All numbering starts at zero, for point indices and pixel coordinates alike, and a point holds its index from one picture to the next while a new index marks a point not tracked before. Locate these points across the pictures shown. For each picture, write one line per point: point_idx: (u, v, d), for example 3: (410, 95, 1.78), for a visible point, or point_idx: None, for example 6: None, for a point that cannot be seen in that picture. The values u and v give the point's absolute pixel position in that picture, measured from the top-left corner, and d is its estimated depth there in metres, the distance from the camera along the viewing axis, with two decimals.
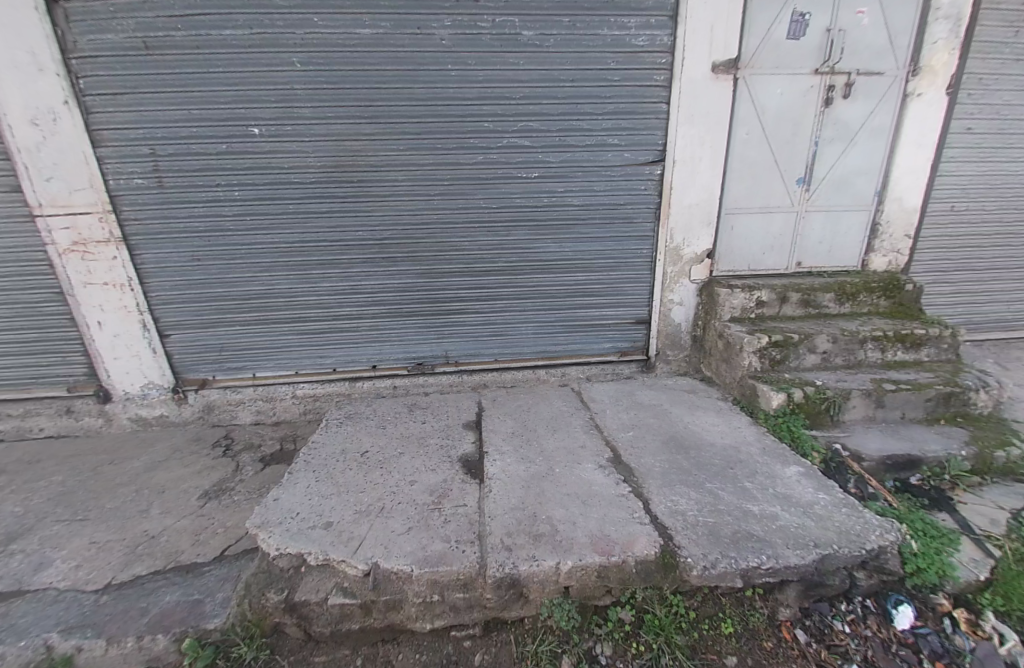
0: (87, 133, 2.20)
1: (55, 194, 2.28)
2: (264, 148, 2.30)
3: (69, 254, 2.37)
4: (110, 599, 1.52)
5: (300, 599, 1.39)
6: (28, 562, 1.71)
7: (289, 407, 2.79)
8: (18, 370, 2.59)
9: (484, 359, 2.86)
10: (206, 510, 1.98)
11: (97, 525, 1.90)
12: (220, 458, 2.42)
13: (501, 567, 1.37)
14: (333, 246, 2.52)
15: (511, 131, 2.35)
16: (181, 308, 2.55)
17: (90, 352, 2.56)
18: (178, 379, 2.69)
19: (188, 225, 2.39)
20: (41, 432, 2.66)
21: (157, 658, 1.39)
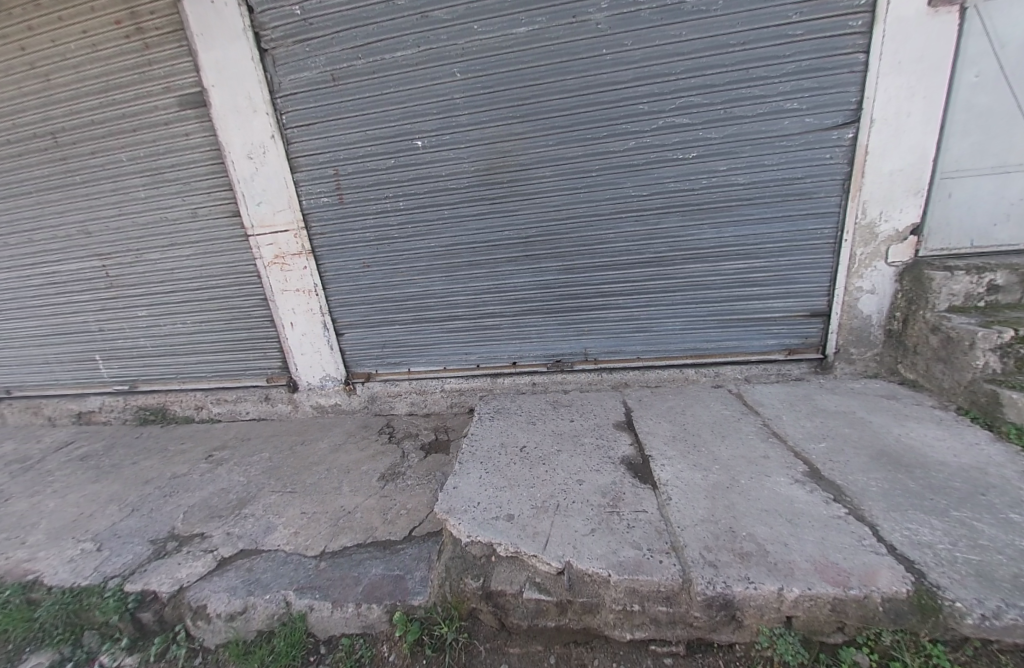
0: (288, 160, 2.59)
1: (263, 215, 2.72)
2: (425, 159, 2.46)
3: (272, 265, 2.83)
4: (327, 566, 1.72)
5: (497, 588, 1.44)
6: (259, 524, 2.04)
7: (439, 400, 2.97)
8: (232, 363, 3.14)
9: (626, 357, 2.69)
10: (387, 491, 2.19)
11: (302, 498, 2.19)
12: (385, 445, 2.65)
13: (710, 585, 1.27)
14: (482, 246, 2.61)
15: (669, 110, 2.21)
16: (353, 309, 2.88)
17: (284, 348, 3.03)
18: (349, 372, 3.04)
19: (361, 235, 2.69)
20: (248, 414, 3.21)
21: (370, 626, 1.54)
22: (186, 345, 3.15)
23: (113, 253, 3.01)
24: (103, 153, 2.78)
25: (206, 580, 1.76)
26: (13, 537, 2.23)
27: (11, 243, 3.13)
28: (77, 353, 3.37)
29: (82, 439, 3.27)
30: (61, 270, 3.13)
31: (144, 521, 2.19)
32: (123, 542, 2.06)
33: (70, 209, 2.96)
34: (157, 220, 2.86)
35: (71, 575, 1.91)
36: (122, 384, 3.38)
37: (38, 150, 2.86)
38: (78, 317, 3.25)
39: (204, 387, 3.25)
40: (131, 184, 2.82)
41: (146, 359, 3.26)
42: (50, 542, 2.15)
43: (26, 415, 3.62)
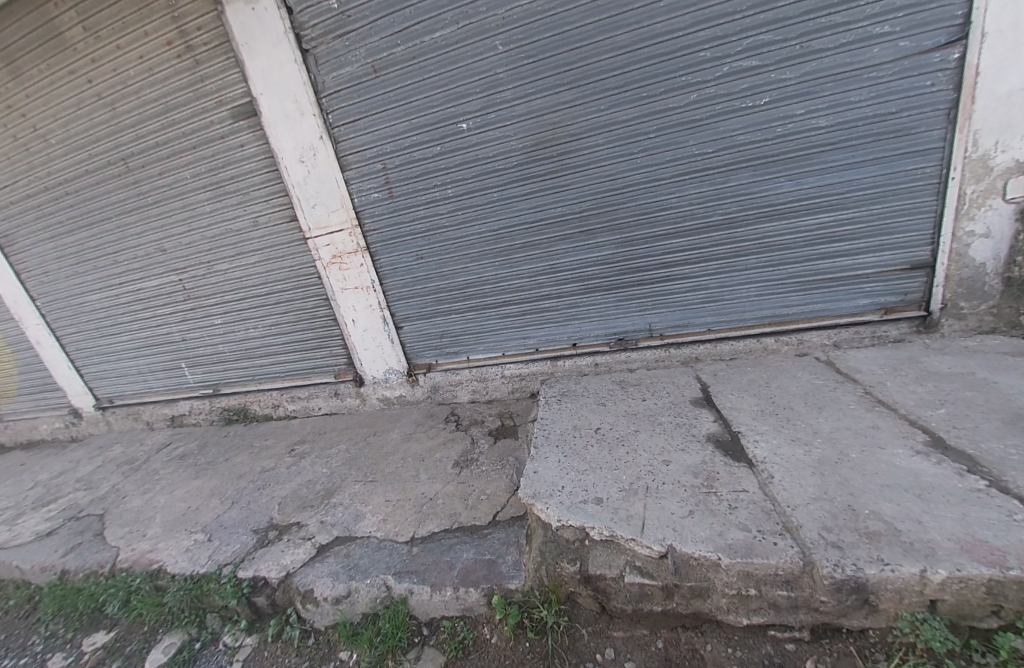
0: (338, 160, 2.59)
1: (318, 217, 2.76)
2: (471, 142, 2.38)
3: (331, 265, 2.90)
4: (420, 550, 1.78)
5: (596, 572, 1.43)
6: (349, 513, 2.13)
7: (500, 386, 2.94)
8: (303, 361, 3.30)
9: (696, 329, 2.54)
10: (463, 478, 2.21)
11: (383, 488, 2.27)
12: (454, 432, 2.68)
13: (839, 568, 1.19)
14: (535, 226, 2.52)
15: (736, 54, 2.01)
16: (411, 302, 2.91)
17: (348, 345, 3.13)
18: (411, 364, 3.10)
19: (412, 227, 2.67)
20: (321, 409, 3.37)
21: (469, 609, 1.57)
22: (260, 348, 3.34)
23: (188, 267, 3.20)
24: (169, 173, 2.92)
25: (310, 566, 1.86)
26: (135, 530, 2.45)
27: (100, 266, 3.40)
28: (165, 363, 3.64)
29: (178, 440, 3.56)
30: (145, 287, 3.37)
31: (244, 513, 2.35)
32: (229, 532, 2.22)
33: (146, 229, 3.16)
34: (223, 232, 3.01)
35: (190, 564, 2.07)
36: (206, 388, 3.64)
37: (112, 177, 3.05)
38: (163, 329, 3.51)
39: (278, 387, 3.44)
40: (196, 200, 2.96)
41: (225, 364, 3.48)
42: (167, 533, 2.34)
43: (128, 421, 3.99)
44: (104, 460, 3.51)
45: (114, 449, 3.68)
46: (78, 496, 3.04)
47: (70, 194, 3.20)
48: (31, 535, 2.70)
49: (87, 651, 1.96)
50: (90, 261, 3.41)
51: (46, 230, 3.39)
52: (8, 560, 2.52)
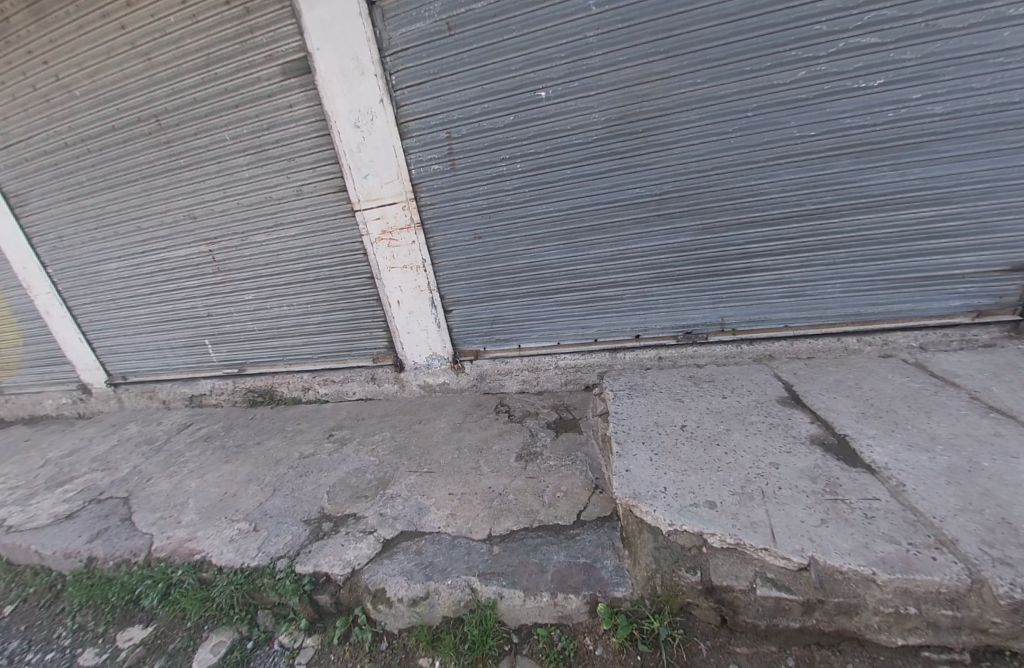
0: (397, 127, 2.40)
1: (369, 188, 2.58)
2: (549, 112, 2.21)
3: (379, 242, 2.71)
4: (502, 551, 1.63)
5: (721, 583, 1.31)
6: (410, 507, 1.97)
7: (553, 377, 2.79)
8: (339, 343, 3.13)
9: (772, 326, 2.42)
10: (531, 472, 2.06)
11: (443, 480, 2.12)
12: (509, 423, 2.52)
13: (1016, 588, 1.06)
14: (608, 209, 2.36)
15: (853, 29, 1.87)
16: (462, 284, 2.73)
17: (391, 327, 2.97)
18: (456, 350, 2.94)
19: (472, 203, 2.50)
20: (355, 394, 3.21)
21: (567, 617, 1.44)
22: (294, 327, 3.16)
23: (219, 237, 2.99)
24: (205, 133, 2.70)
25: (377, 562, 1.71)
26: (167, 517, 2.27)
27: (121, 232, 3.17)
28: (187, 339, 3.44)
29: (199, 421, 3.37)
30: (170, 257, 3.15)
31: (290, 501, 2.18)
32: (277, 522, 2.05)
33: (175, 194, 2.93)
34: (262, 200, 2.80)
35: (237, 555, 1.89)
36: (230, 368, 3.46)
37: (142, 135, 2.82)
38: (187, 303, 3.30)
39: (311, 369, 3.27)
40: (234, 164, 2.74)
41: (253, 343, 3.30)
42: (205, 521, 2.16)
43: (142, 399, 3.78)
44: (120, 440, 3.31)
45: (129, 428, 3.48)
46: (96, 476, 2.85)
47: (93, 152, 2.96)
48: (49, 517, 2.51)
49: (124, 648, 1.79)
50: (110, 227, 3.18)
51: (64, 190, 3.15)
52: (26, 545, 2.32)
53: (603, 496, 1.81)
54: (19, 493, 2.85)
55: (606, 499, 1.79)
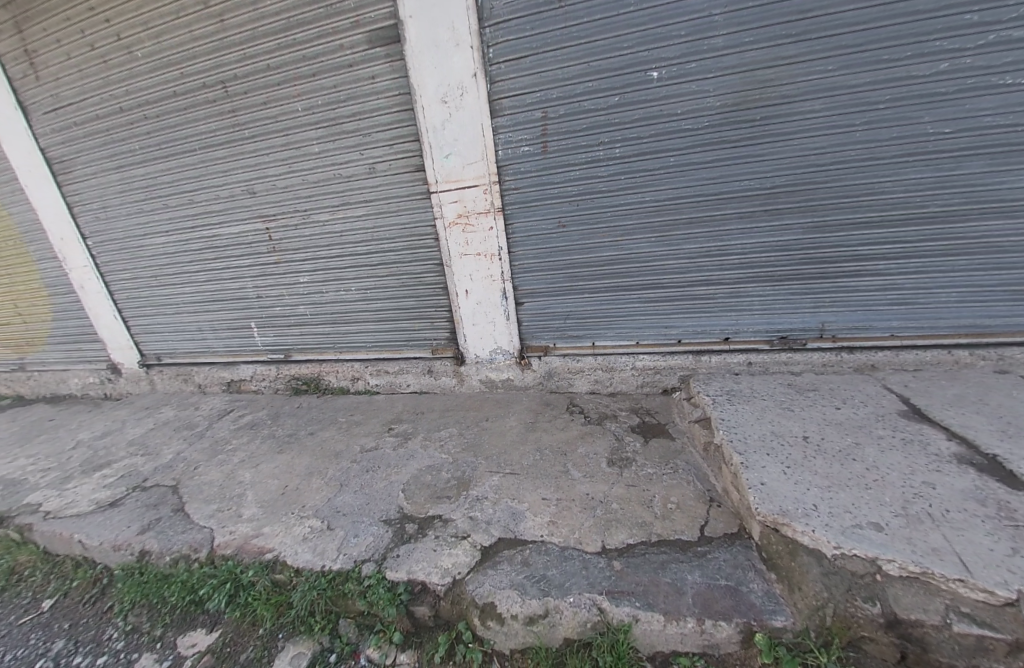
0: (488, 104, 2.26)
1: (450, 169, 2.45)
2: (659, 94, 2.08)
3: (454, 226, 2.57)
4: (626, 567, 1.48)
5: (908, 616, 1.18)
6: (502, 510, 1.82)
7: (628, 378, 2.64)
8: (397, 332, 2.99)
9: (874, 334, 2.29)
10: (630, 478, 1.92)
11: (532, 483, 1.96)
12: (589, 426, 2.37)
13: None
14: (709, 201, 2.23)
15: (1010, 19, 1.73)
16: (539, 276, 2.59)
17: (455, 317, 2.82)
18: (523, 345, 2.79)
19: (561, 190, 2.36)
20: (409, 387, 3.07)
21: (714, 645, 1.31)
22: (349, 314, 3.02)
23: (280, 214, 2.85)
24: (277, 103, 2.56)
25: (481, 573, 1.54)
26: (227, 508, 2.10)
27: (171, 205, 3.02)
28: (231, 321, 3.29)
29: (242, 407, 3.22)
30: (222, 233, 3.00)
31: (364, 499, 2.02)
32: (353, 521, 1.89)
33: (236, 167, 2.79)
34: (331, 177, 2.66)
35: (316, 557, 1.72)
36: (276, 353, 3.32)
37: (206, 103, 2.67)
38: (235, 283, 3.14)
39: (363, 358, 3.14)
40: (305, 137, 2.60)
41: (303, 328, 3.16)
42: (270, 516, 1.99)
43: (176, 383, 3.62)
44: (157, 423, 3.15)
45: (164, 412, 3.32)
46: (138, 461, 2.69)
47: (149, 118, 2.81)
48: (91, 503, 2.33)
49: (189, 656, 1.61)
50: (160, 199, 3.02)
51: (113, 158, 2.99)
52: (67, 533, 2.14)
53: (722, 510, 1.67)
54: (53, 476, 2.67)
55: (727, 514, 1.65)
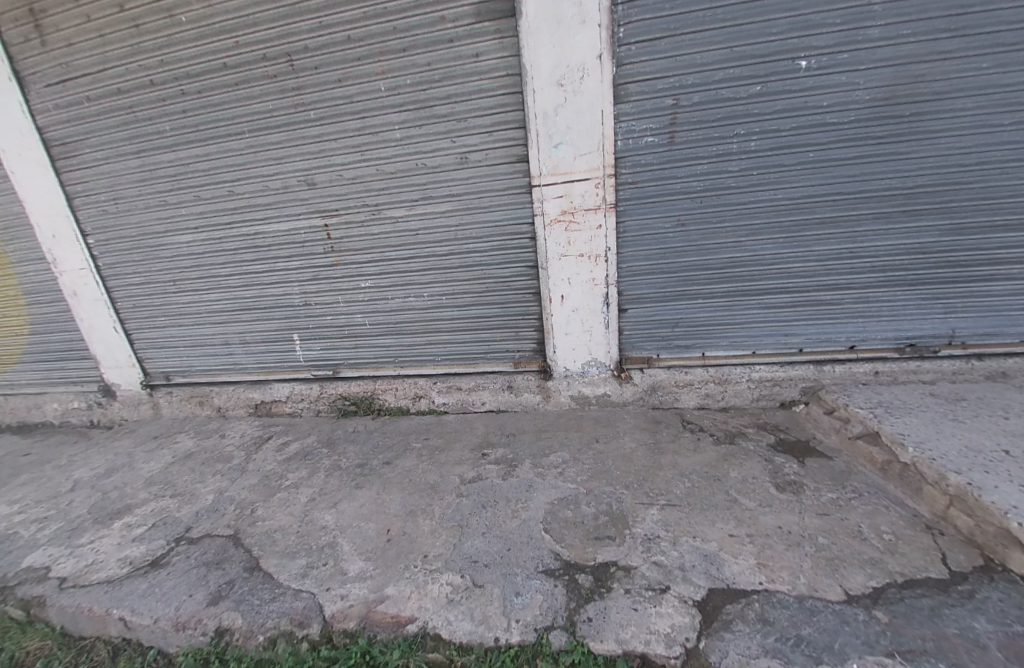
0: (612, 89, 2.04)
1: (558, 160, 2.17)
2: (805, 85, 1.95)
3: (556, 223, 2.28)
4: (896, 619, 1.24)
5: None
6: (691, 552, 1.52)
7: (743, 391, 2.41)
8: (473, 344, 2.64)
9: (1005, 340, 2.22)
10: (818, 505, 1.68)
11: (703, 516, 1.68)
12: (723, 446, 2.11)
13: None
14: (846, 200, 2.10)
15: None
16: (650, 280, 2.32)
17: (544, 326, 2.51)
18: (623, 358, 2.50)
19: (685, 185, 2.14)
20: (483, 406, 2.71)
21: None
22: (417, 323, 2.66)
23: (342, 208, 2.49)
24: (355, 81, 2.23)
25: (716, 638, 1.24)
26: (320, 564, 1.67)
27: (204, 196, 2.60)
28: (267, 333, 2.85)
29: (280, 434, 2.76)
30: (267, 231, 2.61)
31: (501, 546, 1.64)
32: (503, 574, 1.52)
33: (293, 153, 2.42)
34: (411, 167, 2.34)
35: (478, 626, 1.35)
36: (320, 370, 2.89)
37: (264, 78, 2.30)
38: (277, 288, 2.73)
39: (429, 373, 2.77)
40: (386, 121, 2.28)
41: (359, 340, 2.77)
42: (387, 572, 1.58)
43: (189, 406, 3.10)
44: (175, 456, 2.64)
45: (180, 441, 2.80)
46: (168, 504, 2.18)
47: (189, 95, 2.41)
48: (120, 566, 1.81)
49: None
50: (190, 190, 2.60)
51: (134, 140, 2.56)
52: (101, 610, 1.63)
53: (951, 539, 1.48)
54: (53, 528, 2.13)
55: (961, 543, 1.46)
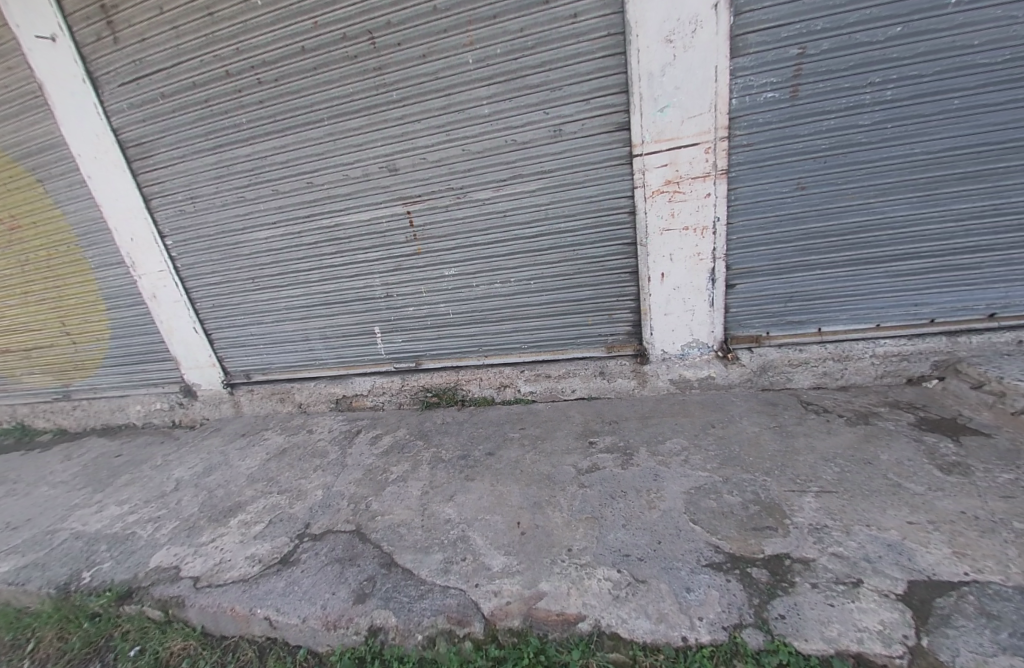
0: (729, 41, 1.86)
1: (664, 124, 2.03)
2: (954, 22, 1.72)
3: (659, 194, 2.14)
4: None
5: None
6: (872, 542, 1.40)
7: (864, 368, 2.24)
8: (563, 329, 2.54)
9: None
10: (998, 488, 1.53)
11: (868, 502, 1.55)
12: (859, 427, 1.97)
13: None
14: (995, 152, 1.87)
15: None
16: (761, 252, 2.18)
17: (642, 307, 2.38)
18: (728, 337, 2.37)
19: (807, 143, 1.97)
20: (573, 393, 2.62)
21: None
22: (503, 309, 2.57)
23: (426, 194, 2.40)
24: (440, 55, 2.11)
25: (937, 635, 1.14)
26: (459, 559, 1.61)
27: (282, 190, 2.54)
28: (348, 327, 2.82)
29: (368, 427, 2.74)
30: (347, 221, 2.54)
31: (650, 538, 1.55)
32: (665, 568, 1.43)
33: (374, 138, 2.33)
34: (500, 145, 2.22)
35: (659, 625, 1.26)
36: (402, 362, 2.86)
37: (343, 60, 2.21)
38: (357, 280, 2.69)
39: (514, 361, 2.70)
40: (473, 97, 2.15)
41: (442, 329, 2.71)
42: (535, 566, 1.52)
43: (270, 402, 3.12)
44: (268, 453, 2.64)
45: (269, 438, 2.81)
46: (277, 501, 2.17)
47: (265, 84, 2.33)
48: (250, 564, 1.80)
49: None
50: (267, 184, 2.55)
51: (209, 135, 2.51)
52: (244, 610, 1.61)
53: None
54: (170, 527, 2.15)
55: None
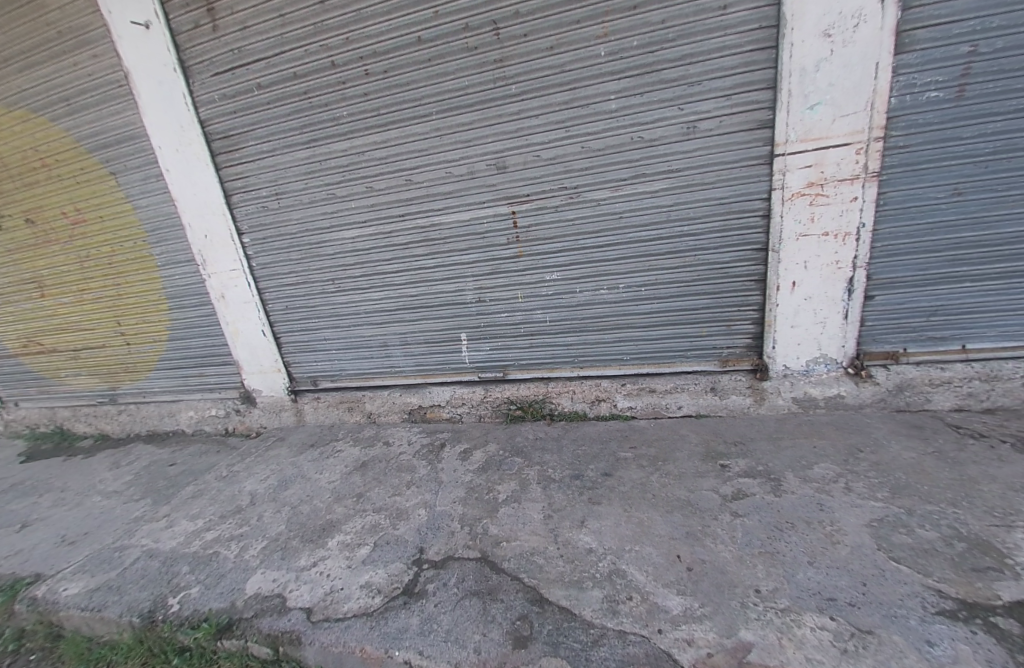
0: (895, 36, 1.75)
1: (812, 123, 1.93)
2: None
3: (798, 197, 2.03)
4: None
5: None
6: None
7: (1015, 391, 2.07)
8: (673, 341, 2.38)
9: None
10: None
11: None
12: None
13: None
14: None
15: None
16: (904, 262, 2.04)
17: (766, 318, 2.24)
18: (858, 353, 2.22)
19: (968, 147, 1.84)
20: (680, 410, 2.44)
21: None
22: (607, 318, 2.42)
23: (535, 193, 2.26)
24: (569, 47, 2.00)
25: None
26: (625, 597, 1.41)
27: (377, 187, 2.41)
28: (432, 333, 2.67)
29: (453, 441, 2.55)
30: (444, 221, 2.41)
31: (852, 579, 1.35)
32: (889, 618, 1.23)
33: (485, 133, 2.21)
34: (624, 142, 2.09)
35: None
36: (487, 372, 2.69)
37: (462, 50, 2.10)
38: (447, 284, 2.54)
39: (613, 375, 2.53)
40: (600, 91, 2.04)
41: (535, 339, 2.55)
42: (725, 610, 1.31)
43: (338, 412, 2.94)
44: (349, 466, 2.45)
45: (344, 450, 2.62)
46: (378, 520, 1.98)
47: (372, 75, 2.23)
48: (369, 595, 1.60)
49: None
50: (361, 181, 2.42)
51: (304, 128, 2.39)
52: (377, 651, 1.40)
53: None
54: (258, 548, 1.95)
55: None
